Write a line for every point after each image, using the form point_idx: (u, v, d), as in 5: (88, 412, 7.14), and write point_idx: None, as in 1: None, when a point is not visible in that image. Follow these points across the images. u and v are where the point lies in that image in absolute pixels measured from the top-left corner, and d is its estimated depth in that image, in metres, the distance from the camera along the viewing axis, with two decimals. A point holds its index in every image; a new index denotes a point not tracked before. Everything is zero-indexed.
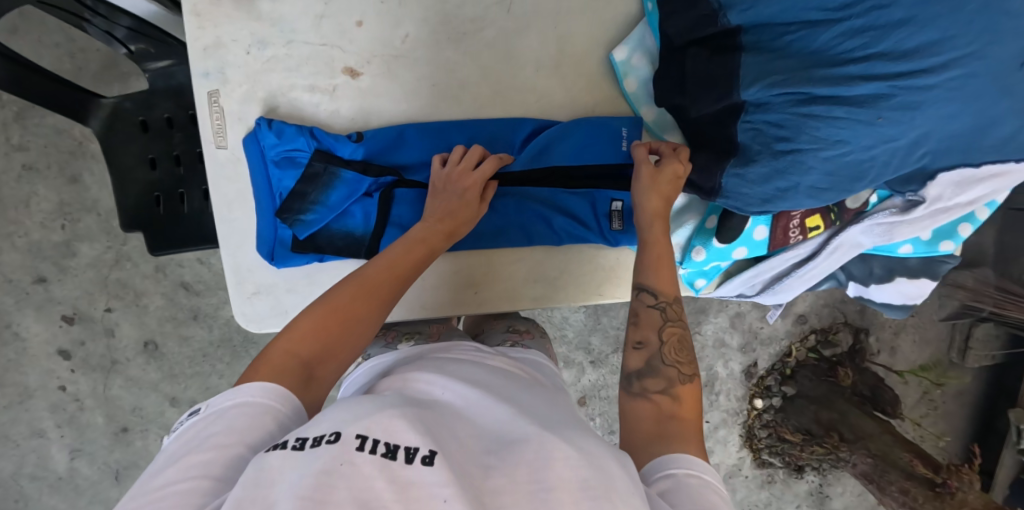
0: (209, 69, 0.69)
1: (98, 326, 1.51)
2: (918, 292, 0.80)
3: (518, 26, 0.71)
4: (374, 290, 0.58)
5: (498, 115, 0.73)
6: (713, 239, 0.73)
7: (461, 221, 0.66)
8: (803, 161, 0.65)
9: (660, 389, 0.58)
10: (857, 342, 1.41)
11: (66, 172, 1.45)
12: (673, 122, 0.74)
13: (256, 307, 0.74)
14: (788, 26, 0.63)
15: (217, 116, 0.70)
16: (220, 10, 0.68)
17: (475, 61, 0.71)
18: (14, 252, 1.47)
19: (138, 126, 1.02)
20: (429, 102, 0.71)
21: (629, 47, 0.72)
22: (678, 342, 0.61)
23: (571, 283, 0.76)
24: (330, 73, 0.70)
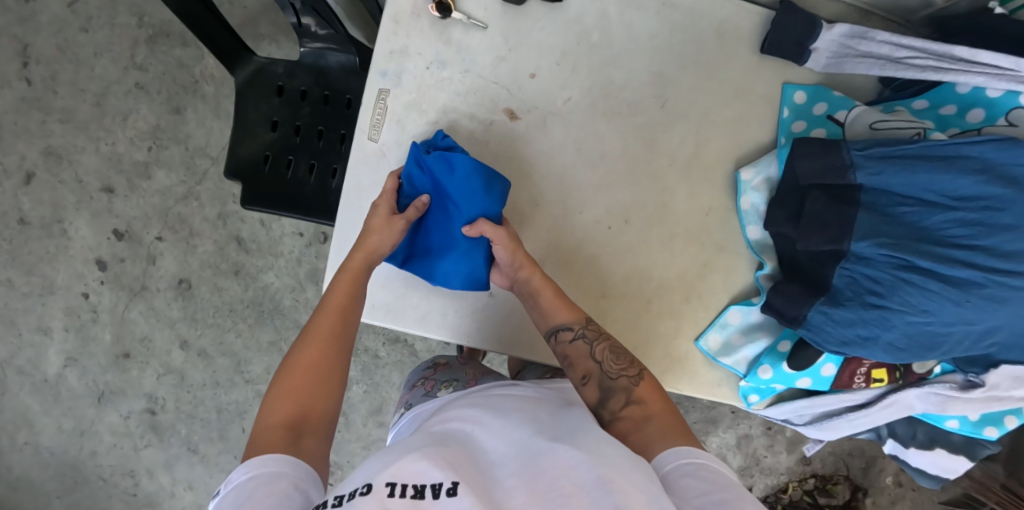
0: (388, 70, 0.75)
1: (142, 250, 1.54)
2: (953, 467, 0.84)
3: (667, 122, 0.77)
4: (326, 334, 0.66)
5: (621, 190, 0.77)
6: (784, 362, 0.77)
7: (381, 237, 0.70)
8: (889, 318, 0.69)
9: (623, 405, 0.65)
10: (854, 500, 1.42)
11: (171, 102, 1.52)
12: (773, 244, 0.79)
13: None
14: (905, 198, 0.70)
15: (378, 112, 0.75)
16: (417, 25, 0.75)
17: (619, 138, 0.77)
18: (95, 156, 1.53)
19: (275, 90, 1.09)
20: (567, 160, 0.76)
21: (755, 170, 0.78)
22: (611, 352, 0.69)
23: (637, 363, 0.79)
24: (492, 109, 0.76)
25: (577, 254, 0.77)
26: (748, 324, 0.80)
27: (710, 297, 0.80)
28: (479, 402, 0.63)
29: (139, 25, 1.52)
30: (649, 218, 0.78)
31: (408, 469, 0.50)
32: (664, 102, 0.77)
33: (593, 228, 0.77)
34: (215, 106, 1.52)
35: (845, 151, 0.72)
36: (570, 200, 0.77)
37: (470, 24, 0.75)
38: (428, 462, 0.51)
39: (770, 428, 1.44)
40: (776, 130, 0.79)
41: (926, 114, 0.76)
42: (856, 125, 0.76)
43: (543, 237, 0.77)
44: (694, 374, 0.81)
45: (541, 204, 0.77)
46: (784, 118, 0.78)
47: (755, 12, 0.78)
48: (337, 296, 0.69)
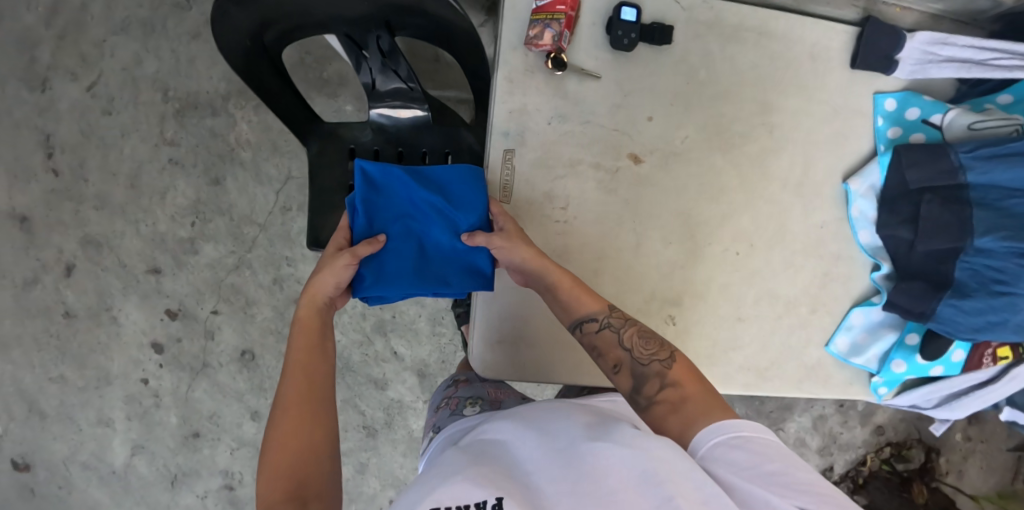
0: (510, 130, 0.77)
1: (198, 327, 1.51)
2: None
3: (776, 147, 0.81)
4: (304, 396, 0.67)
5: (744, 217, 0.81)
6: (915, 354, 0.82)
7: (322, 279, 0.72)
8: (1017, 302, 0.75)
9: (660, 387, 0.65)
10: (929, 460, 1.60)
11: (210, 174, 1.50)
12: (886, 247, 0.83)
13: (495, 355, 0.79)
14: (1014, 191, 0.76)
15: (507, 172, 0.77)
16: (532, 82, 0.77)
17: (735, 167, 0.81)
18: (136, 239, 1.50)
19: (346, 153, 1.09)
20: (692, 197, 0.80)
21: (862, 179, 0.82)
22: (641, 337, 0.69)
23: (777, 376, 0.83)
24: (615, 156, 0.78)
25: (711, 284, 0.81)
26: (871, 323, 0.85)
27: (834, 304, 0.85)
28: (507, 412, 0.64)
29: (165, 99, 1.50)
30: (773, 239, 0.82)
31: (451, 492, 0.51)
32: (773, 128, 0.81)
33: (721, 256, 0.81)
34: (255, 172, 1.51)
35: (953, 154, 0.78)
36: (699, 234, 0.80)
37: (583, 75, 0.77)
38: (471, 482, 0.52)
39: (842, 406, 1.59)
40: (873, 139, 0.84)
41: (1015, 108, 0.82)
42: (955, 126, 0.81)
43: (677, 274, 0.80)
44: (827, 379, 0.85)
45: (671, 241, 0.80)
46: (879, 126, 0.83)
47: (842, 31, 0.82)
48: (298, 358, 0.69)
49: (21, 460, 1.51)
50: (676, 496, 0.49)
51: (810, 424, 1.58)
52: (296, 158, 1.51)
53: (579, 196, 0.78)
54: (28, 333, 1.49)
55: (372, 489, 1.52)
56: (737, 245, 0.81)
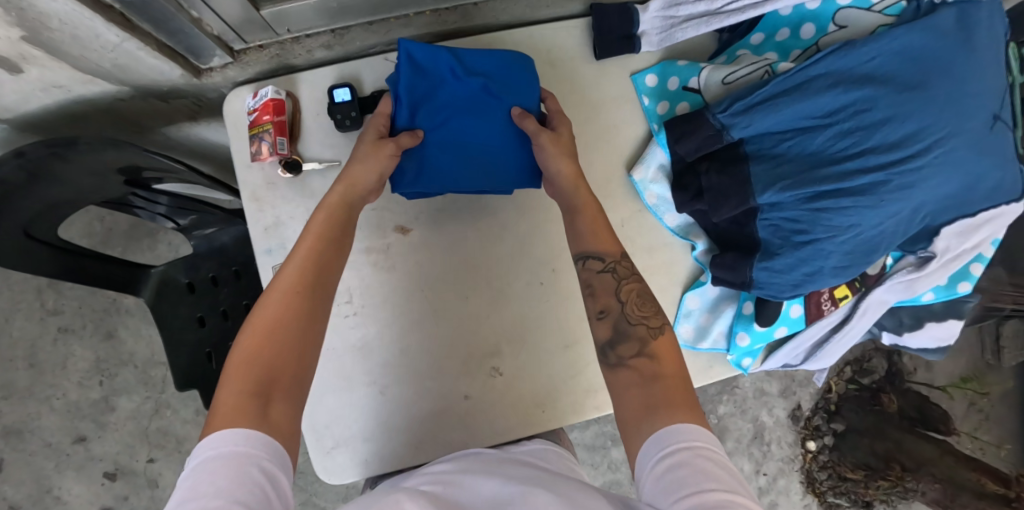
0: (273, 245, 0.75)
1: (140, 479, 1.37)
2: (948, 334, 0.86)
3: None
4: (293, 291, 0.61)
5: (536, 246, 0.78)
6: (754, 323, 0.79)
7: (362, 174, 0.67)
8: (823, 247, 0.71)
9: (636, 353, 0.66)
10: (892, 365, 1.59)
11: (99, 329, 1.38)
12: (696, 222, 0.80)
13: (337, 459, 0.76)
14: (785, 133, 0.71)
15: None
16: (277, 192, 0.75)
17: (509, 200, 0.78)
18: (52, 415, 1.36)
19: (185, 289, 1.04)
20: (476, 244, 0.77)
21: (645, 165, 0.79)
22: (637, 297, 0.69)
23: None
24: (382, 233, 0.76)
25: (523, 320, 0.78)
26: (709, 302, 0.82)
27: (664, 296, 0.81)
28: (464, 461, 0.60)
29: None
30: (576, 253, 0.79)
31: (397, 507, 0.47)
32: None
33: (524, 291, 0.78)
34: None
35: (711, 117, 0.73)
36: (492, 277, 0.78)
37: (324, 167, 0.76)
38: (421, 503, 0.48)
39: None
40: (645, 121, 0.80)
41: (766, 46, 0.77)
42: (711, 85, 0.76)
43: (487, 323, 0.78)
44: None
45: (468, 295, 0.78)
46: (646, 107, 0.79)
47: (572, 27, 0.78)
48: (299, 260, 0.62)
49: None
50: None
51: (764, 373, 1.55)
52: None
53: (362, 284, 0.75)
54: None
55: None
56: (536, 274, 0.78)
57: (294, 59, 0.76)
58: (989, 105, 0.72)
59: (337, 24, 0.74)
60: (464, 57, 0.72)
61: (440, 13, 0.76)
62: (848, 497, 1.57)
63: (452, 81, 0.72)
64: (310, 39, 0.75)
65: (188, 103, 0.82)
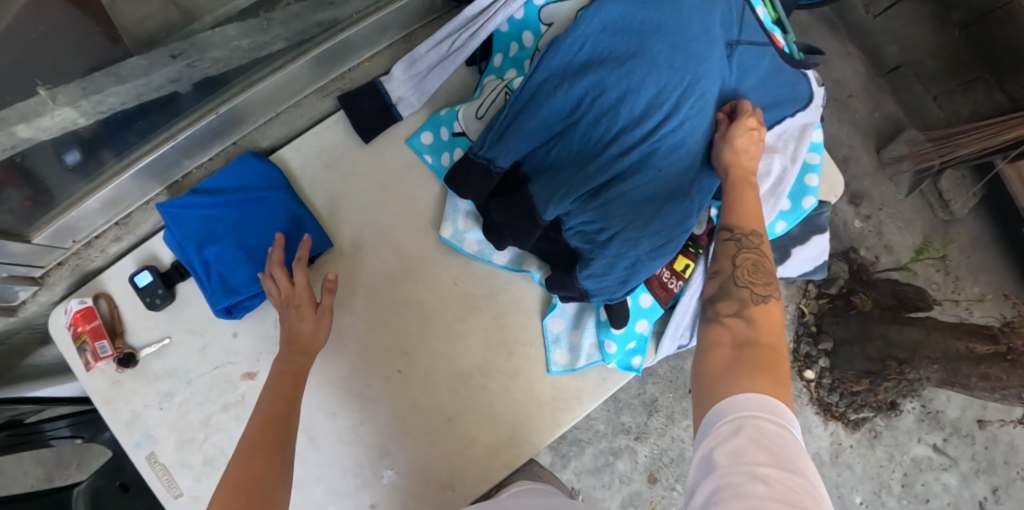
0: (138, 439, 0.75)
1: None
2: (819, 251, 0.80)
3: (357, 259, 0.79)
4: (264, 448, 0.60)
5: (382, 336, 0.79)
6: (611, 327, 0.77)
7: (309, 333, 0.70)
8: (630, 237, 0.67)
9: (736, 312, 0.57)
10: (854, 262, 1.57)
11: None
12: (523, 251, 0.79)
13: None
14: (547, 144, 0.70)
15: (162, 472, 0.75)
16: (124, 388, 0.76)
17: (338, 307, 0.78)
18: None
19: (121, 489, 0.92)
20: (324, 361, 0.78)
21: (451, 220, 0.79)
22: (753, 267, 0.59)
23: (528, 432, 0.79)
24: (232, 387, 0.77)
25: (399, 411, 0.78)
26: (571, 318, 0.81)
27: (526, 331, 0.81)
28: None
29: None
30: (422, 328, 0.79)
31: None
32: (341, 249, 0.79)
33: (385, 387, 0.78)
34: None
35: (474, 156, 0.72)
36: (353, 385, 0.78)
37: (156, 349, 0.76)
38: None
39: None
40: (436, 177, 0.81)
41: (506, 65, 0.77)
42: (469, 124, 0.77)
43: (364, 429, 0.77)
44: (579, 396, 0.80)
45: (337, 410, 0.77)
46: (432, 165, 0.80)
47: (334, 125, 0.81)
48: (266, 407, 0.64)
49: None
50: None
51: None
52: None
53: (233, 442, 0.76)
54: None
55: None
56: (393, 365, 0.78)
57: (94, 263, 0.77)
58: (723, 34, 0.67)
59: (116, 216, 0.76)
60: (209, 189, 0.76)
61: (207, 166, 0.79)
62: (867, 407, 1.53)
63: (222, 208, 0.76)
64: (100, 238, 0.77)
65: (28, 333, 0.83)
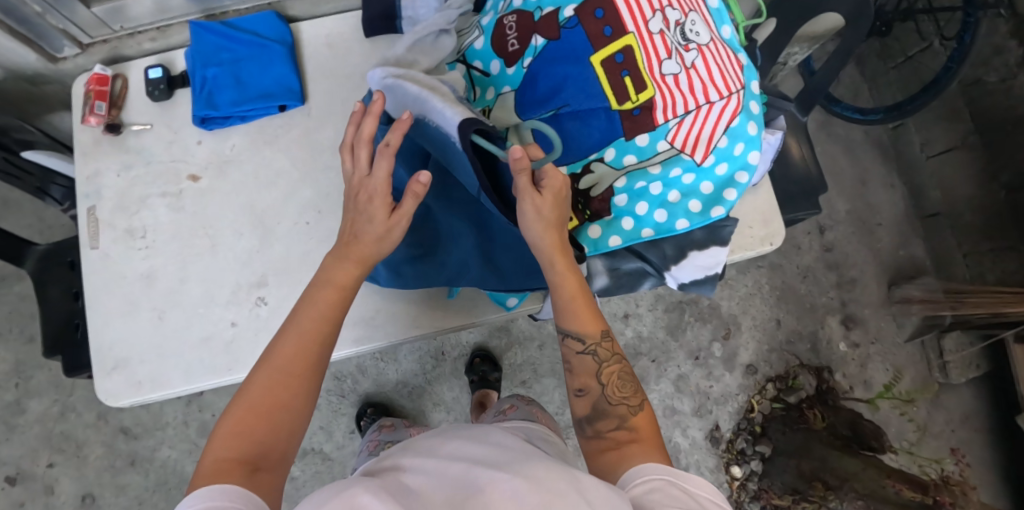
0: (89, 191, 0.90)
1: (37, 485, 1.47)
2: (714, 262, 0.82)
3: (319, 124, 0.91)
4: (283, 396, 0.60)
5: (308, 190, 0.89)
6: None
7: (370, 240, 0.66)
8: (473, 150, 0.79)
9: (614, 427, 0.68)
10: (823, 383, 1.50)
11: (24, 332, 1.51)
12: None
13: (115, 381, 0.84)
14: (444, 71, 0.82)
15: (91, 224, 0.88)
16: (100, 149, 0.91)
17: (285, 153, 0.90)
18: (37, 398, 1.49)
19: (68, 265, 1.16)
20: (255, 190, 0.89)
21: None
22: (618, 379, 0.71)
23: (388, 320, 0.87)
24: (176, 180, 0.89)
25: (288, 258, 0.87)
26: None
27: None
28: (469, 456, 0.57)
29: None
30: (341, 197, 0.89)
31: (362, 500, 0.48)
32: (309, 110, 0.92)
33: (292, 230, 0.88)
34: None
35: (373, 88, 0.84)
36: (266, 219, 0.88)
37: (138, 129, 0.91)
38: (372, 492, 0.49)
39: (700, 358, 1.51)
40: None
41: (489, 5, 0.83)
42: (444, 49, 0.86)
43: (256, 259, 0.87)
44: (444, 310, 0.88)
45: (243, 234, 0.88)
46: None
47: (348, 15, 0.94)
48: (309, 319, 0.64)
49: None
50: None
51: (671, 389, 1.50)
52: None
53: (156, 224, 0.88)
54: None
55: None
56: (303, 217, 0.88)
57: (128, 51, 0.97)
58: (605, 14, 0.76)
59: (160, 21, 0.94)
60: (233, 25, 0.91)
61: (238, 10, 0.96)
62: None
63: (234, 43, 0.91)
64: (140, 34, 0.95)
65: (57, 89, 1.02)
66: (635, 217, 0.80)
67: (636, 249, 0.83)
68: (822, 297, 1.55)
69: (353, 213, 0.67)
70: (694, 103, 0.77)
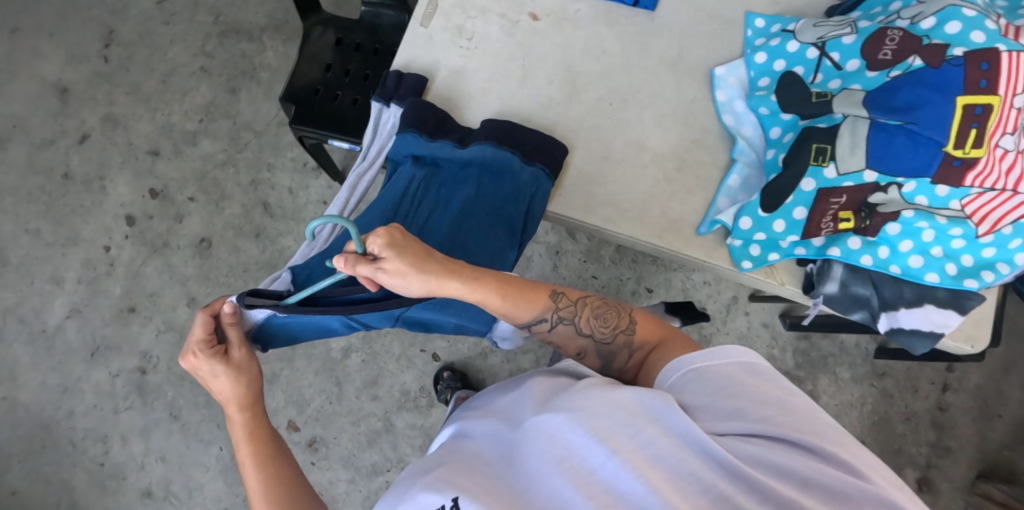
0: None
1: (172, 208, 1.63)
2: (944, 322, 0.84)
3: (660, 31, 0.92)
4: (267, 467, 0.79)
5: (625, 81, 0.90)
6: (760, 208, 0.84)
7: (245, 376, 0.83)
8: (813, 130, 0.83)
9: (627, 361, 0.82)
10: None
11: (229, 83, 1.69)
12: (747, 128, 0.90)
13: (383, 140, 0.88)
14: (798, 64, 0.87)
15: (429, 6, 0.91)
16: None
17: (619, 39, 0.91)
18: (213, 141, 1.65)
19: (334, 41, 1.25)
20: (583, 58, 0.90)
21: (729, 69, 0.92)
22: (599, 316, 0.84)
23: (639, 218, 0.86)
24: (517, 12, 0.91)
25: (574, 128, 0.88)
26: (733, 187, 0.88)
27: (707, 175, 0.89)
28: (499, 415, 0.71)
29: (217, 22, 1.73)
30: (651, 101, 0.90)
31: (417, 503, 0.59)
32: (654, 18, 0.93)
33: (598, 104, 0.89)
34: (267, 89, 1.67)
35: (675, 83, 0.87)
36: (578, 81, 0.89)
37: None
38: (429, 486, 0.60)
39: None
40: (741, 47, 0.93)
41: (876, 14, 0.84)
42: (804, 28, 0.89)
43: (552, 108, 0.88)
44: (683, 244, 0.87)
45: (553, 86, 0.89)
46: (748, 36, 0.92)
47: None
48: (243, 404, 0.83)
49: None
50: (618, 451, 0.56)
51: None
52: None
53: (483, 34, 0.90)
54: (25, 188, 1.68)
55: (275, 408, 1.51)
56: (610, 103, 0.89)
57: None
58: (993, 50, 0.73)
59: None
60: None
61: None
62: None
63: None
64: None
65: None
66: (893, 250, 0.83)
67: (875, 279, 0.86)
68: (915, 446, 1.54)
69: (200, 377, 0.83)
70: (1003, 183, 0.73)
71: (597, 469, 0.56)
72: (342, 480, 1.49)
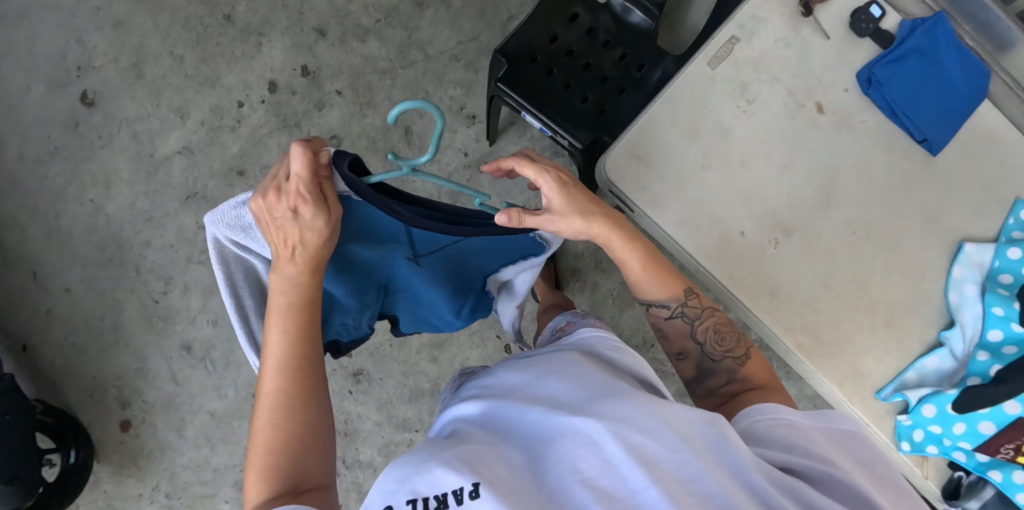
0: (745, 26, 0.92)
1: (316, 93, 1.58)
2: None
3: (927, 176, 0.90)
4: (289, 388, 0.76)
5: (874, 209, 0.90)
6: (948, 406, 0.87)
7: (312, 248, 0.77)
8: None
9: (724, 383, 0.88)
10: None
11: None
12: (972, 314, 0.87)
13: (632, 167, 0.92)
14: None
15: (724, 49, 0.92)
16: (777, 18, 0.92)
17: (884, 165, 0.90)
18: (381, 46, 1.59)
19: (569, 15, 1.18)
20: (844, 168, 0.90)
21: (981, 248, 0.88)
22: (716, 334, 0.90)
23: (831, 353, 0.90)
24: (803, 96, 0.91)
25: (810, 243, 0.90)
26: (929, 368, 0.90)
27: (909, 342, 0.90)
28: (534, 398, 0.68)
29: None
30: (885, 240, 0.90)
31: (432, 480, 0.57)
32: (925, 164, 0.90)
33: (844, 229, 0.90)
34: (454, 16, 1.59)
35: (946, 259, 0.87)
36: (833, 192, 0.90)
37: (817, 30, 0.92)
38: (445, 465, 0.57)
39: None
40: (996, 230, 0.89)
41: None
42: None
43: (797, 210, 0.90)
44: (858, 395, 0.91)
45: (807, 190, 0.90)
46: (1008, 223, 0.88)
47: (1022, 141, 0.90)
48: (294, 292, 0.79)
49: (91, 95, 1.65)
50: (658, 478, 0.53)
51: None
52: (486, 27, 1.59)
53: (765, 103, 0.91)
54: (185, 11, 1.65)
55: None
56: (847, 226, 0.90)
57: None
58: None
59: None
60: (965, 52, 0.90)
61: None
62: None
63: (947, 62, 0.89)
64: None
65: None
66: None
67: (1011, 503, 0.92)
68: None
69: (275, 230, 0.77)
70: None
71: (633, 490, 0.53)
72: (371, 418, 1.50)
